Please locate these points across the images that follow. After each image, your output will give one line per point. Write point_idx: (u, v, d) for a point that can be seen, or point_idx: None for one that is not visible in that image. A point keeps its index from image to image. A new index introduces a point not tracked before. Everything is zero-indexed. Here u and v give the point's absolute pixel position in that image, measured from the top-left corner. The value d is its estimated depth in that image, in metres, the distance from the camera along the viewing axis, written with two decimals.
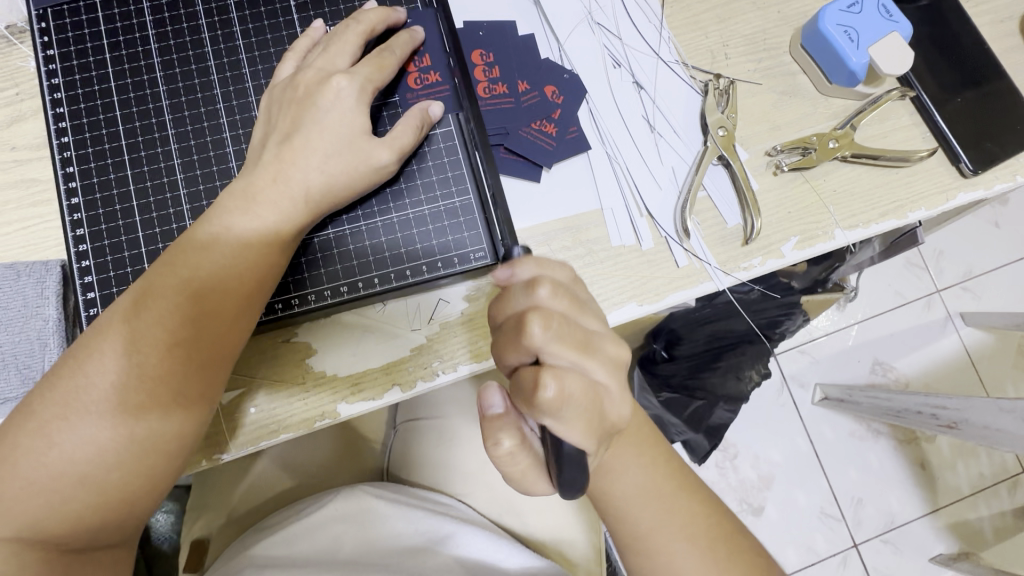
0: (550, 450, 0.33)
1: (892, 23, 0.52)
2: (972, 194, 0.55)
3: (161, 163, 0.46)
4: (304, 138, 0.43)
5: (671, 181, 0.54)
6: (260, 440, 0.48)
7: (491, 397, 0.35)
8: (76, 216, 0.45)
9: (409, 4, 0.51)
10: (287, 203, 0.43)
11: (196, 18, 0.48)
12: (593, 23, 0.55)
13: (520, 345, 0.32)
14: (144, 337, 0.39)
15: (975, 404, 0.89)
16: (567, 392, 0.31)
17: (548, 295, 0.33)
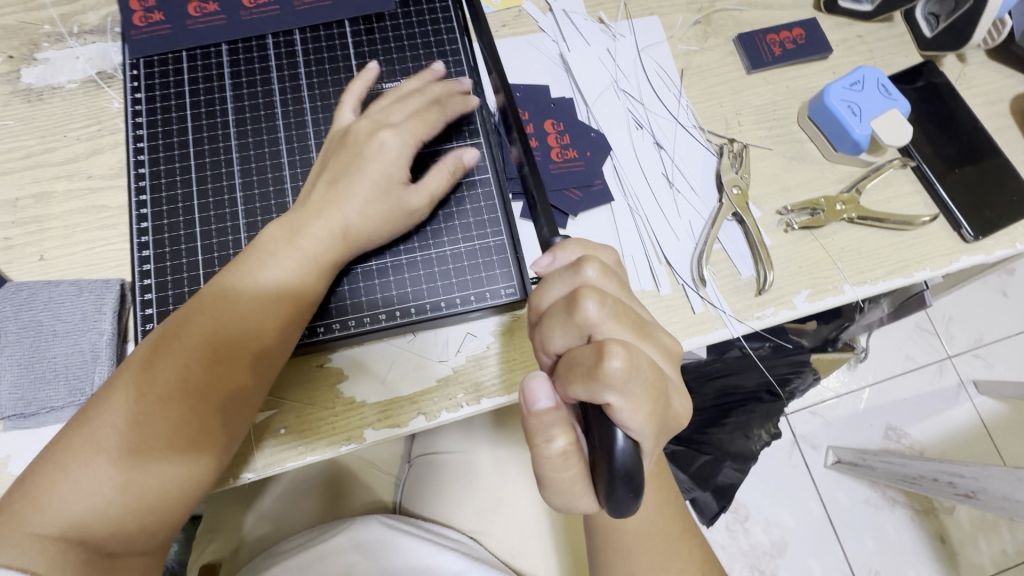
0: (601, 448, 0.27)
1: (891, 100, 0.58)
2: (973, 258, 0.58)
3: (226, 195, 0.51)
4: (348, 183, 0.47)
5: (689, 232, 0.57)
6: (287, 461, 0.50)
7: (537, 389, 0.30)
8: (144, 238, 0.49)
9: (455, 63, 0.56)
10: (327, 238, 0.46)
11: (268, 72, 0.54)
12: (619, 90, 0.61)
13: (573, 322, 0.30)
14: (184, 368, 0.42)
15: (995, 473, 0.88)
16: (630, 373, 0.27)
17: (599, 276, 0.32)
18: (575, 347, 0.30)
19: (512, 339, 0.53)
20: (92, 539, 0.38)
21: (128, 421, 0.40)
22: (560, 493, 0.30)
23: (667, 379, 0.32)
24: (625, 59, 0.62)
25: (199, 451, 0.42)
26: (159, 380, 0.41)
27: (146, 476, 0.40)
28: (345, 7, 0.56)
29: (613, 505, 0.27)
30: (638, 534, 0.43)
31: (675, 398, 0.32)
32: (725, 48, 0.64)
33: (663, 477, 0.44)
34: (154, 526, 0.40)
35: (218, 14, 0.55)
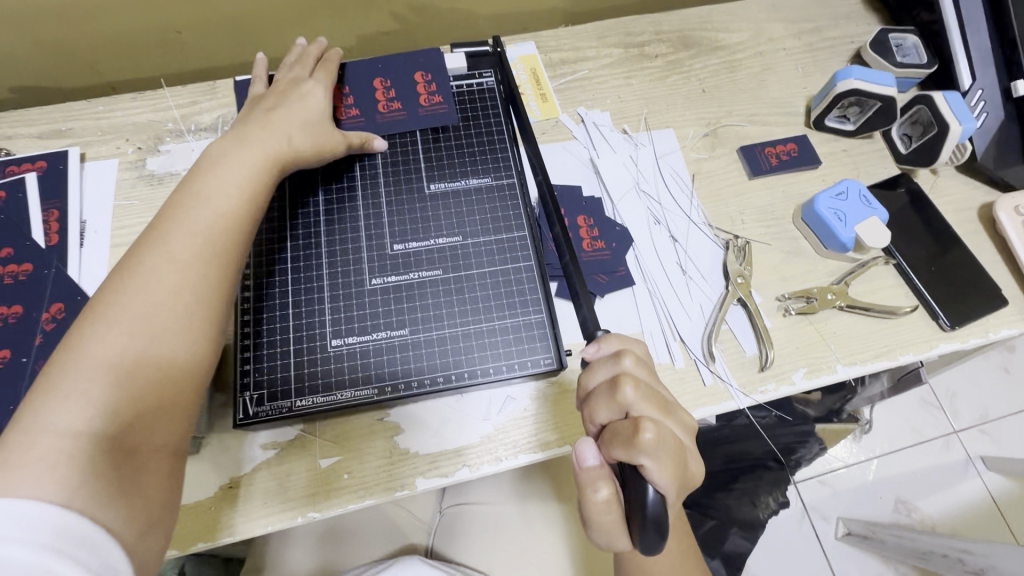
0: (635, 496, 0.35)
1: (871, 209, 0.68)
2: (950, 345, 0.67)
3: (314, 270, 0.60)
4: (283, 113, 0.58)
5: (700, 313, 0.66)
6: (348, 503, 0.57)
7: (584, 450, 0.38)
8: (243, 303, 0.57)
9: (506, 167, 0.67)
10: (273, 140, 0.56)
11: (353, 166, 0.65)
12: (640, 191, 0.72)
13: (613, 400, 0.38)
14: (166, 283, 0.45)
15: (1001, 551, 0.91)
16: (659, 438, 0.35)
17: (633, 364, 0.39)
18: (615, 420, 0.38)
19: (547, 402, 0.61)
20: (110, 443, 0.39)
21: (117, 339, 0.42)
22: (604, 533, 0.37)
23: (687, 447, 0.39)
24: (646, 165, 0.74)
25: (192, 346, 0.45)
26: (141, 298, 0.44)
27: (148, 373, 0.42)
28: (419, 120, 0.67)
29: (645, 545, 0.34)
30: None
31: (693, 461, 0.39)
32: (730, 157, 0.76)
33: (683, 533, 0.50)
34: (170, 421, 0.42)
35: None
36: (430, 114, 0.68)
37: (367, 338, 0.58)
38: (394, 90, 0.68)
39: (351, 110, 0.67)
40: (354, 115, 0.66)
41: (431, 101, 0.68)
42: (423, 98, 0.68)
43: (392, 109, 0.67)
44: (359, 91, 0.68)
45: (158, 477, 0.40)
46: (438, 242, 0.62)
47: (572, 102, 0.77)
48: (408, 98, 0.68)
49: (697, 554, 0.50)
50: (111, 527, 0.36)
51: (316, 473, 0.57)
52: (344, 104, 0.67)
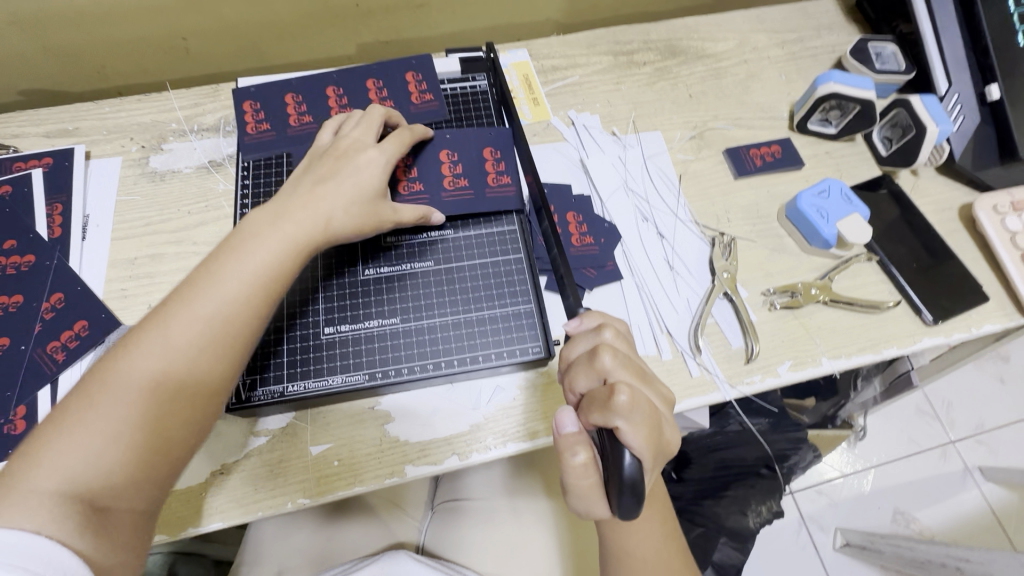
0: (612, 457, 0.36)
1: (852, 206, 0.70)
2: (934, 340, 0.68)
3: (308, 261, 0.61)
4: (332, 185, 0.53)
5: (686, 308, 0.68)
6: (337, 489, 0.57)
7: (564, 419, 0.40)
8: None
9: (496, 164, 0.69)
10: (307, 223, 0.51)
11: None
12: (628, 190, 0.74)
13: (592, 369, 0.40)
14: (163, 361, 0.43)
15: (996, 556, 0.90)
16: (635, 402, 0.37)
17: (614, 336, 0.42)
18: (594, 387, 0.40)
19: (535, 393, 0.62)
20: (79, 505, 0.38)
21: (104, 403, 0.40)
22: (581, 496, 0.39)
23: (664, 416, 0.41)
24: (634, 166, 0.76)
25: (174, 422, 0.42)
26: (133, 370, 0.42)
27: (123, 444, 0.40)
28: (485, 202, 0.65)
29: (621, 509, 0.35)
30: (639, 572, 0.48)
31: (670, 431, 0.41)
32: (716, 158, 0.78)
33: (669, 518, 0.50)
34: (141, 491, 0.41)
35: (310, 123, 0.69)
36: (497, 196, 0.65)
37: (359, 326, 0.59)
38: (461, 166, 0.65)
39: (413, 183, 0.63)
40: (417, 190, 0.63)
41: (498, 182, 0.65)
42: (491, 178, 0.65)
43: (458, 187, 0.64)
44: (426, 165, 0.64)
45: (121, 540, 0.40)
46: (430, 236, 0.64)
47: (563, 106, 0.80)
48: (476, 177, 0.65)
49: (683, 540, 0.51)
50: (81, 549, 0.37)
51: (306, 460, 0.58)
52: (405, 178, 0.63)
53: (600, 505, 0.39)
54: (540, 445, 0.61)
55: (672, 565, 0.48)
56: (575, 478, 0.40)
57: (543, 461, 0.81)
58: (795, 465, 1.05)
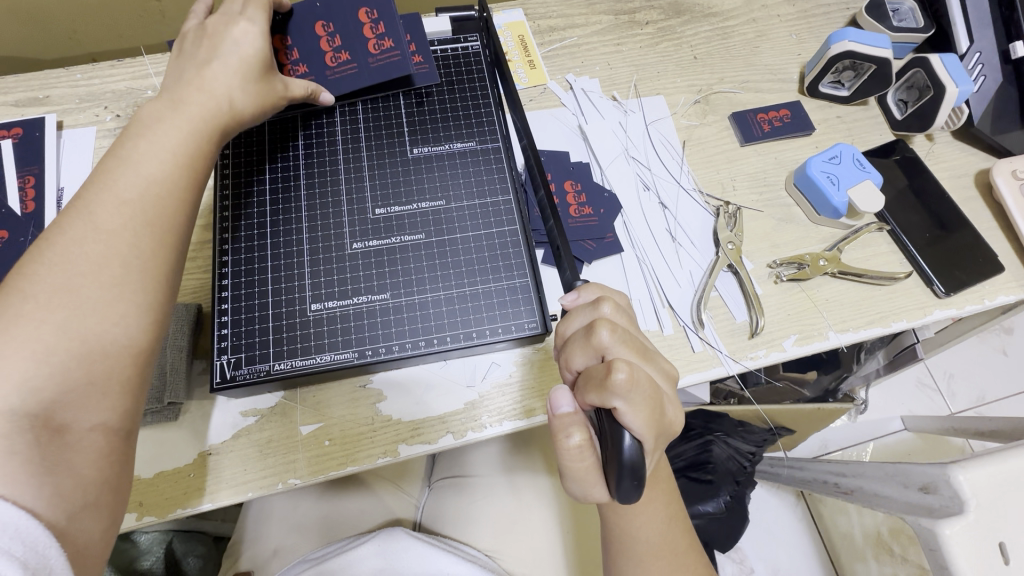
0: (610, 439, 0.34)
1: (865, 172, 0.66)
2: (945, 312, 0.65)
3: (294, 235, 0.58)
4: (217, 62, 0.51)
5: (689, 281, 0.65)
6: (329, 470, 0.56)
7: (559, 398, 0.38)
8: (224, 269, 0.56)
9: (491, 133, 0.65)
10: (205, 99, 0.49)
11: (333, 130, 0.63)
12: (629, 157, 0.71)
13: (590, 345, 0.38)
14: (92, 254, 0.40)
15: (866, 468, 0.82)
16: (636, 379, 0.35)
17: (611, 311, 0.40)
18: (591, 365, 0.39)
19: (532, 370, 0.60)
20: (30, 423, 0.35)
21: (39, 316, 0.37)
22: (577, 479, 0.38)
23: (664, 392, 0.39)
24: (635, 132, 0.72)
25: (123, 318, 0.40)
26: (60, 271, 0.39)
27: (71, 350, 0.37)
28: (370, 73, 0.62)
29: (621, 493, 0.34)
30: (636, 553, 0.46)
31: (672, 410, 0.39)
32: (722, 124, 0.74)
33: (671, 499, 0.48)
34: (105, 399, 0.39)
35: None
36: (381, 65, 0.62)
37: (348, 303, 0.57)
38: (340, 36, 0.60)
39: (295, 64, 0.60)
40: (301, 72, 0.60)
41: (381, 48, 0.61)
42: (372, 44, 0.61)
43: (341, 62, 0.61)
44: (301, 40, 0.60)
45: (93, 459, 0.38)
46: (420, 207, 0.61)
47: (561, 70, 0.75)
48: (358, 46, 0.61)
49: (685, 523, 0.49)
50: (33, 509, 0.34)
51: (296, 440, 0.56)
52: (287, 59, 0.60)
53: (597, 488, 0.38)
54: (537, 423, 0.59)
55: (671, 548, 0.47)
56: (571, 460, 0.38)
57: (541, 438, 0.80)
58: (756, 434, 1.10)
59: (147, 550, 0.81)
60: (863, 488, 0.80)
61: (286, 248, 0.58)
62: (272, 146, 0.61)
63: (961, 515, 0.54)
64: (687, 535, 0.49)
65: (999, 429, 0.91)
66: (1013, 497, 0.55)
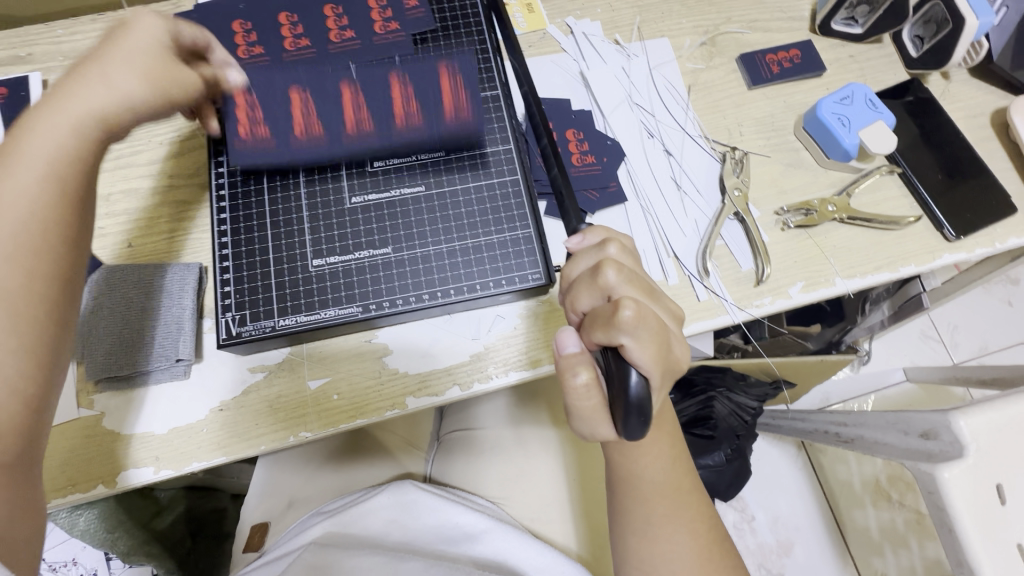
0: (617, 379, 0.34)
1: (877, 113, 0.64)
2: (955, 256, 0.64)
3: (291, 190, 0.57)
4: (97, 67, 0.44)
5: (694, 229, 0.64)
6: (340, 423, 0.57)
7: (565, 338, 0.38)
8: (222, 226, 0.56)
9: (490, 84, 0.63)
10: (84, 111, 0.42)
11: None
12: (633, 103, 0.69)
13: (596, 285, 0.37)
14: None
15: (866, 418, 0.83)
16: (642, 317, 0.34)
17: (618, 252, 0.39)
18: (597, 305, 0.38)
19: (537, 322, 0.60)
20: None
21: None
22: (584, 418, 0.38)
23: (672, 331, 0.38)
24: (638, 77, 0.70)
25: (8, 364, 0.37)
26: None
27: None
28: (439, 131, 0.58)
29: (627, 431, 0.34)
30: (644, 490, 0.47)
31: (678, 348, 0.39)
32: (729, 66, 0.71)
33: (677, 443, 0.49)
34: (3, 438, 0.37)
35: (321, 136, 0.56)
36: (444, 125, 0.58)
37: (349, 258, 0.56)
38: (413, 90, 0.58)
39: (362, 119, 0.57)
40: (367, 129, 0.57)
41: (452, 111, 0.58)
42: (445, 106, 0.58)
43: (409, 117, 0.57)
44: (373, 95, 0.57)
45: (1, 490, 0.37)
46: (420, 158, 0.59)
47: (560, 12, 0.72)
48: (430, 104, 0.58)
49: (688, 463, 0.50)
50: None
51: (304, 395, 0.57)
52: (356, 112, 0.57)
53: (604, 428, 0.38)
54: (543, 373, 0.60)
55: (677, 488, 0.48)
56: (576, 400, 0.37)
57: (547, 391, 0.81)
58: (752, 386, 1.12)
59: (169, 505, 0.83)
60: (864, 437, 0.81)
61: (285, 204, 0.57)
62: None
63: (962, 458, 0.55)
64: (690, 475, 0.49)
65: (1001, 377, 0.91)
66: (1009, 438, 0.56)
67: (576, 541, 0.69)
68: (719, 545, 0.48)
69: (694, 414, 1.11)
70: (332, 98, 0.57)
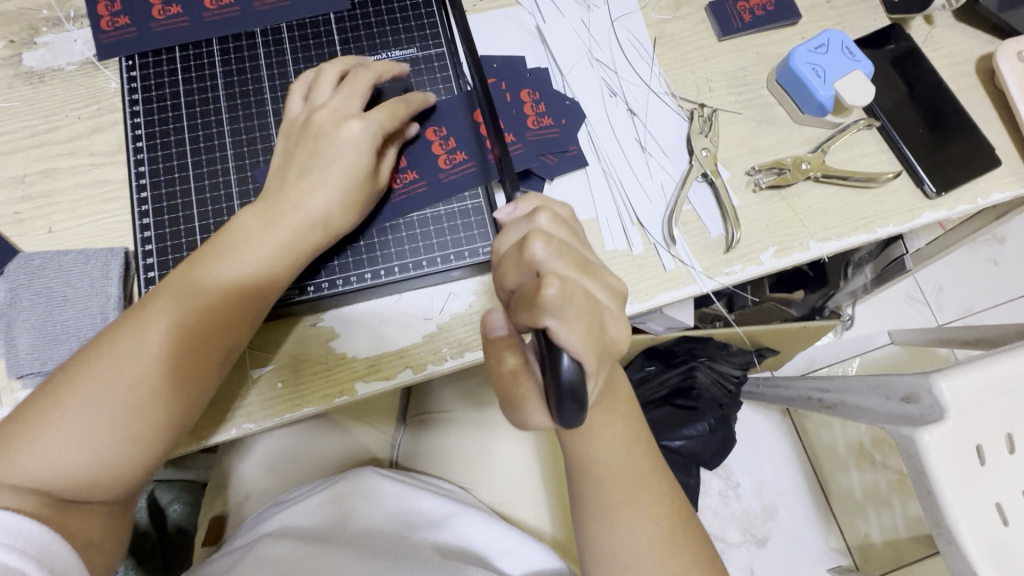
0: (546, 366, 0.31)
1: (855, 62, 0.60)
2: (935, 214, 0.61)
3: (220, 177, 0.56)
4: (323, 172, 0.50)
5: (660, 195, 0.60)
6: (285, 412, 0.53)
7: (491, 320, 0.34)
8: (146, 220, 0.55)
9: (435, 46, 0.61)
10: (306, 228, 0.50)
11: (257, 57, 0.59)
12: (593, 59, 0.63)
13: (522, 260, 0.33)
14: (138, 364, 0.44)
15: (847, 383, 0.81)
16: (570, 294, 0.31)
17: (549, 223, 0.36)
18: (525, 282, 0.34)
19: (493, 298, 0.57)
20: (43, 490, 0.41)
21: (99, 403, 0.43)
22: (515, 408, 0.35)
23: (609, 309, 0.35)
24: (599, 30, 0.64)
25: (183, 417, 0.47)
26: (98, 388, 0.43)
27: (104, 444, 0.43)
28: (484, 164, 0.57)
29: (563, 418, 0.31)
30: (602, 472, 0.45)
31: (618, 327, 0.35)
32: (697, 16, 0.66)
33: (635, 421, 0.47)
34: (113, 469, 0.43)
35: (416, 181, 0.57)
36: (458, 177, 0.57)
37: None
38: (451, 138, 0.58)
39: (410, 178, 0.57)
40: (412, 180, 0.57)
41: (539, 124, 0.59)
42: (485, 142, 0.58)
43: (454, 162, 0.57)
44: (457, 130, 0.58)
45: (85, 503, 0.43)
46: None
47: None
48: (470, 144, 0.58)
49: (649, 441, 0.47)
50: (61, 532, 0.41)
51: (245, 386, 0.53)
52: (398, 168, 0.57)
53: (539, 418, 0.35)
54: None
55: (636, 468, 0.45)
56: (509, 387, 0.34)
57: None
58: (734, 355, 1.10)
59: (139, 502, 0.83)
60: (845, 402, 0.79)
61: (211, 192, 0.56)
62: (190, 83, 0.59)
63: (943, 421, 0.53)
64: (651, 455, 0.47)
65: (983, 338, 0.90)
66: (990, 400, 0.53)
67: (550, 523, 0.67)
68: (683, 525, 0.46)
69: (676, 385, 1.08)
70: (424, 150, 0.58)
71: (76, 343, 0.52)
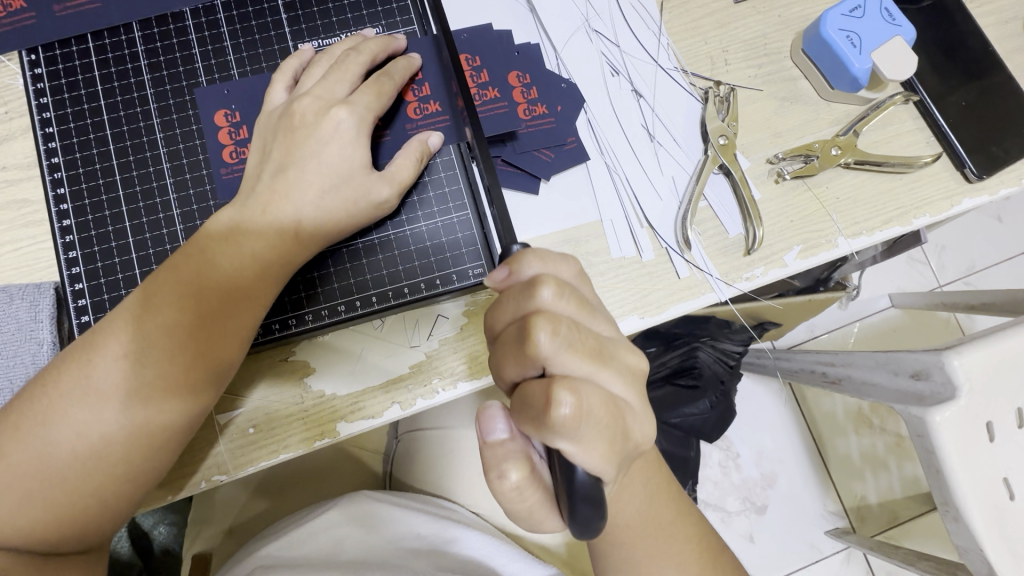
0: (559, 481, 0.28)
1: (895, 27, 0.51)
2: (977, 200, 0.54)
3: (157, 197, 0.47)
4: (300, 171, 0.43)
5: (672, 190, 0.53)
6: (259, 460, 0.47)
7: (491, 421, 0.31)
8: (72, 254, 0.46)
9: (405, 26, 0.52)
10: (286, 229, 0.43)
11: (189, 46, 0.50)
12: (591, 31, 0.54)
13: (526, 356, 0.29)
14: (95, 409, 0.39)
15: (857, 357, 0.75)
16: (584, 408, 0.28)
17: (553, 299, 0.31)
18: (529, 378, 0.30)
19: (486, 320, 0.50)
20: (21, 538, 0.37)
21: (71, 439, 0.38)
22: (523, 518, 0.32)
23: (629, 408, 0.31)
24: None
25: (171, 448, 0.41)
26: (75, 420, 0.39)
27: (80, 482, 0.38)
28: (516, 115, 0.51)
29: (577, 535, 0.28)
30: (618, 526, 0.40)
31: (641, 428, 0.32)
32: None
33: (652, 465, 0.42)
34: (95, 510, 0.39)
35: (437, 114, 0.49)
36: (534, 130, 0.51)
37: None
38: (486, 71, 0.51)
39: (429, 105, 0.49)
40: (435, 112, 0.49)
41: (532, 114, 0.51)
42: (522, 108, 0.51)
43: (486, 98, 0.51)
44: (488, 60, 0.52)
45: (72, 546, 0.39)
46: None
47: None
48: (503, 85, 0.51)
49: (668, 484, 0.42)
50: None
51: (209, 434, 0.47)
52: (418, 96, 0.49)
53: (550, 521, 0.32)
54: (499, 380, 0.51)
55: (654, 516, 0.40)
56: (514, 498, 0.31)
57: None
58: (733, 334, 1.04)
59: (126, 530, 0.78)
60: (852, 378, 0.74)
61: (147, 216, 0.47)
62: (110, 82, 0.49)
63: (954, 401, 0.48)
64: (670, 499, 0.42)
65: (989, 303, 0.83)
66: (1001, 379, 0.48)
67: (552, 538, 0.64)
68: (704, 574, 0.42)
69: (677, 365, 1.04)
70: (444, 68, 0.50)
71: (9, 396, 0.45)
